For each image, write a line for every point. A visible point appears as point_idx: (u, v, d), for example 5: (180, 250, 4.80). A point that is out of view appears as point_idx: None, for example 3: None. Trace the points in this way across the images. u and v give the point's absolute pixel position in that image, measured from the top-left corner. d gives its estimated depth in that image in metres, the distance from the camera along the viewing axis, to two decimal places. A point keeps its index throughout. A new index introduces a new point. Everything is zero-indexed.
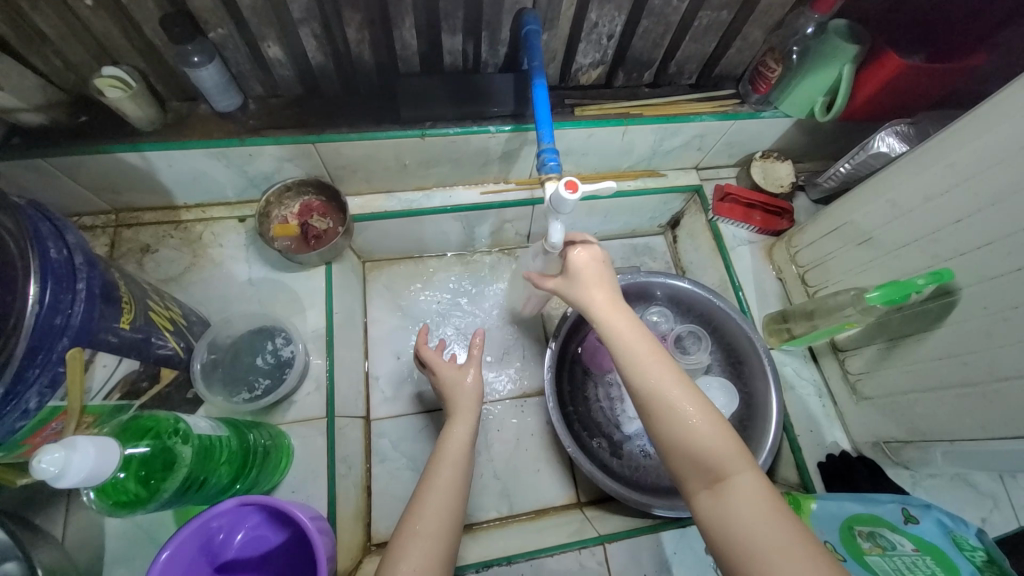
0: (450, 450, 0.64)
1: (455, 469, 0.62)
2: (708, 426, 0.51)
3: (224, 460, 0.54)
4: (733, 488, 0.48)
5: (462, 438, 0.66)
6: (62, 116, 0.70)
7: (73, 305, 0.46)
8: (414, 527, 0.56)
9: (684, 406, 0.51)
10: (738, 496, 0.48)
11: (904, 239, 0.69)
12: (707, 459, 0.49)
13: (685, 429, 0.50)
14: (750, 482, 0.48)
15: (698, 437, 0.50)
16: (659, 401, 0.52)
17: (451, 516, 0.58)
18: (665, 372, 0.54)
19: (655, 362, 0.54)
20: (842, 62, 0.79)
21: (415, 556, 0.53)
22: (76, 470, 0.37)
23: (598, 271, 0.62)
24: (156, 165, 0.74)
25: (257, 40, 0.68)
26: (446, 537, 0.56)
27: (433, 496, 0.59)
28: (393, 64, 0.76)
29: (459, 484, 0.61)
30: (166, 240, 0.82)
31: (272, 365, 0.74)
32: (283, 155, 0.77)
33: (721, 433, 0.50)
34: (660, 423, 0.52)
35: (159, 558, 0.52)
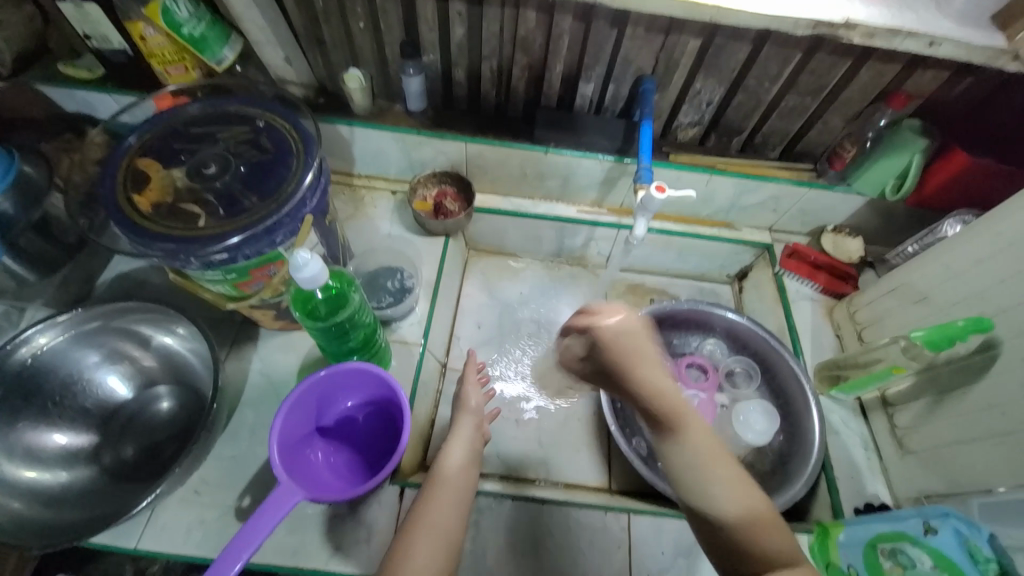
0: (451, 461, 0.73)
1: (451, 488, 0.68)
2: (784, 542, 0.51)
3: (364, 329, 0.73)
4: None
5: (458, 456, 0.74)
6: (310, 95, 1.02)
7: (316, 189, 0.68)
8: (416, 530, 0.62)
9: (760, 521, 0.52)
10: None
11: (955, 298, 0.76)
12: (794, 574, 0.49)
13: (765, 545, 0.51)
14: None
15: (775, 544, 0.51)
16: (736, 515, 0.52)
17: (458, 518, 0.65)
18: (733, 476, 0.54)
19: (722, 469, 0.54)
20: (912, 153, 0.92)
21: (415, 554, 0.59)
22: (310, 269, 0.57)
23: (642, 340, 0.57)
24: (356, 138, 1.03)
25: (451, 66, 0.96)
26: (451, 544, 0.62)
27: (434, 502, 0.66)
28: (537, 99, 1.02)
29: (464, 491, 0.69)
30: (340, 195, 1.10)
31: (397, 290, 0.95)
32: (441, 148, 1.03)
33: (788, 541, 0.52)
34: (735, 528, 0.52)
35: (322, 372, 0.73)
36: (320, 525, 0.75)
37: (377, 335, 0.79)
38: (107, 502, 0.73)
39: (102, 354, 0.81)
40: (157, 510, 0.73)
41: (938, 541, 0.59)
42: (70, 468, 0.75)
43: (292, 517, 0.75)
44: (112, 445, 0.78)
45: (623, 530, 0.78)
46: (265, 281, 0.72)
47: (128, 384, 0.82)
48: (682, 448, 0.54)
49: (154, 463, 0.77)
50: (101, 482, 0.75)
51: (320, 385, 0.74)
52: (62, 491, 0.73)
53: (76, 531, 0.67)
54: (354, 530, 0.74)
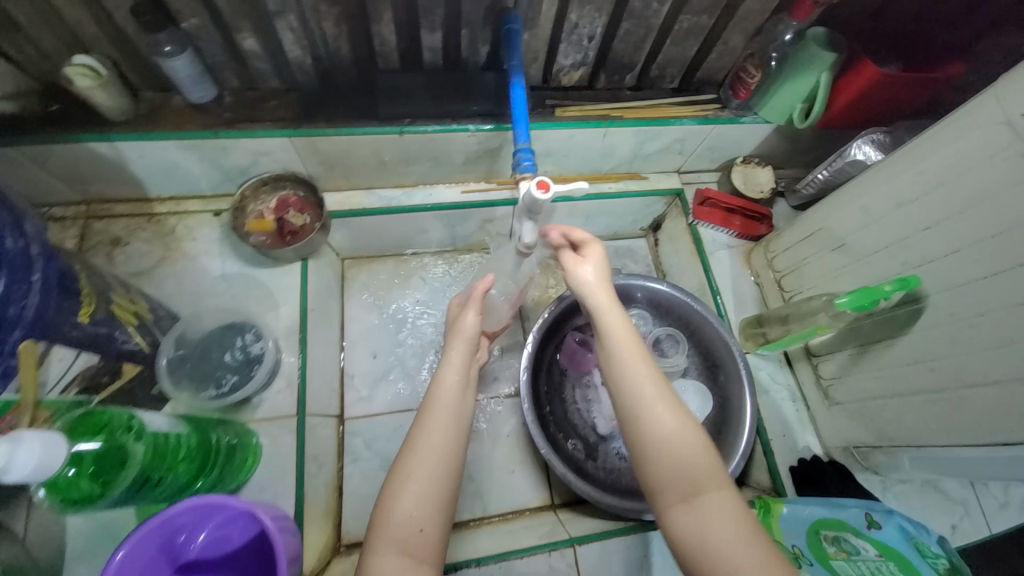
0: (440, 389, 0.60)
1: (447, 411, 0.57)
2: (689, 442, 0.50)
3: (183, 457, 0.52)
4: (708, 503, 0.47)
5: (450, 380, 0.60)
6: (30, 104, 0.68)
7: (27, 296, 0.45)
8: (403, 475, 0.53)
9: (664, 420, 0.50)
10: (713, 510, 0.47)
11: (875, 245, 0.69)
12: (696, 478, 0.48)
13: (663, 441, 0.50)
14: (723, 500, 0.48)
15: (672, 442, 0.49)
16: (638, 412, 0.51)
17: (451, 462, 0.55)
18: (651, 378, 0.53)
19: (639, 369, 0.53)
20: (820, 70, 0.78)
21: (413, 496, 0.51)
22: (20, 464, 0.37)
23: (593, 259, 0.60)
24: (127, 156, 0.72)
25: (232, 32, 0.66)
26: (434, 495, 0.52)
27: (423, 442, 0.55)
28: (371, 58, 0.75)
29: (454, 426, 0.57)
30: (138, 232, 0.81)
31: (241, 361, 0.72)
32: (258, 149, 0.76)
33: (696, 444, 0.50)
34: (639, 433, 0.51)
35: (116, 555, 0.52)
36: None
37: (212, 445, 0.59)
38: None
39: None
40: None
41: (882, 534, 0.59)
42: None
43: None
44: None
45: (570, 566, 0.71)
46: None
47: None
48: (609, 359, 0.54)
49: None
50: None
51: (134, 560, 0.53)
52: None
53: None
54: None
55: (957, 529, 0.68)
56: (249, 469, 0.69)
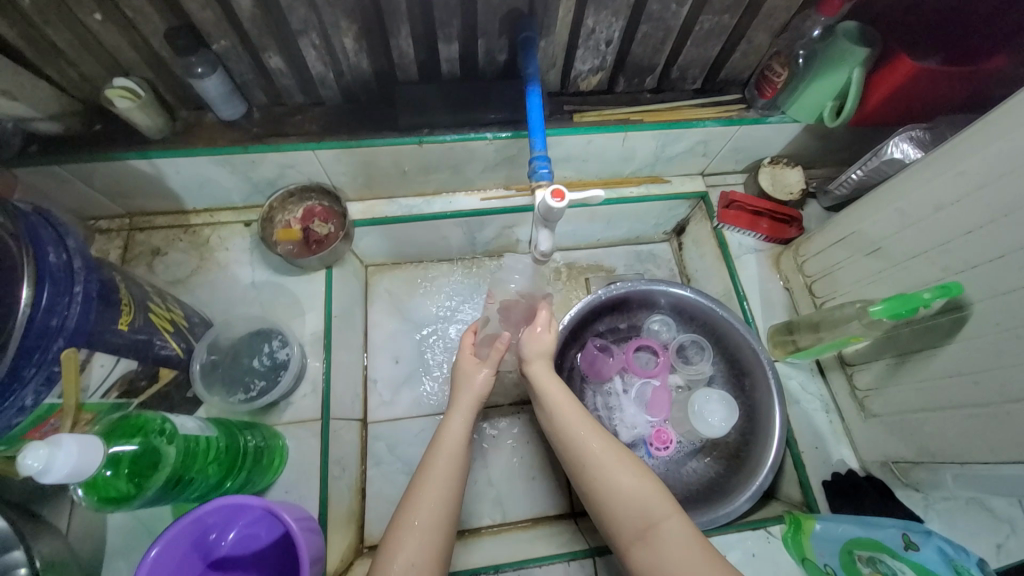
0: (447, 444, 0.61)
1: (446, 465, 0.59)
2: (637, 483, 0.57)
3: (212, 460, 0.55)
4: (662, 533, 0.54)
5: (455, 436, 0.61)
6: (78, 125, 0.73)
7: (70, 307, 0.47)
8: (400, 531, 0.55)
9: (612, 467, 0.58)
10: (666, 540, 0.53)
11: (913, 250, 0.66)
12: (645, 516, 0.55)
13: (614, 486, 0.57)
14: (674, 526, 0.54)
15: (624, 486, 0.56)
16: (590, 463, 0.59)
17: (445, 519, 0.56)
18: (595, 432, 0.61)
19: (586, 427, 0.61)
20: (851, 66, 0.76)
21: (408, 552, 0.54)
22: (60, 464, 0.39)
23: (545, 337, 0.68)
24: (164, 171, 0.77)
25: (259, 51, 0.69)
26: (433, 545, 0.55)
27: (422, 496, 0.57)
28: (391, 72, 0.77)
29: (454, 482, 0.59)
30: (175, 243, 0.85)
31: (268, 367, 0.75)
32: (285, 162, 0.79)
33: (644, 484, 0.57)
34: (593, 480, 0.58)
35: (149, 553, 0.55)
36: None
37: (239, 452, 0.62)
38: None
39: None
40: None
41: (920, 556, 0.56)
42: None
43: None
44: None
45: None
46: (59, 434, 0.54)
47: None
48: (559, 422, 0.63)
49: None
50: None
51: (169, 555, 0.57)
52: None
53: None
54: None
55: (1001, 549, 0.65)
56: (273, 472, 0.71)
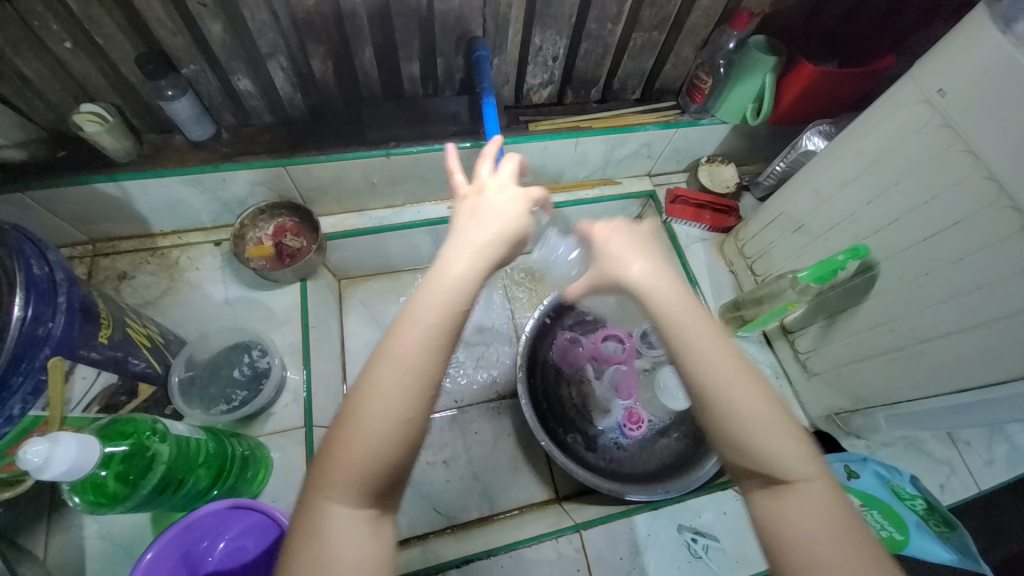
0: (447, 283, 0.45)
1: (433, 322, 0.43)
2: (781, 430, 0.44)
3: (202, 462, 0.56)
4: (798, 494, 0.43)
5: (458, 277, 0.46)
6: (42, 152, 0.73)
7: (54, 317, 0.49)
8: (347, 444, 0.41)
9: (751, 407, 0.45)
10: (803, 502, 0.42)
11: (829, 223, 0.76)
12: (784, 468, 0.43)
13: (754, 429, 0.44)
14: (817, 489, 0.43)
15: (765, 431, 0.44)
16: (713, 396, 0.46)
17: (428, 402, 0.43)
18: (732, 362, 0.46)
19: (719, 348, 0.46)
20: (764, 72, 0.87)
21: (358, 456, 0.41)
22: (60, 461, 0.40)
23: (630, 236, 0.55)
24: (132, 194, 0.78)
25: (228, 74, 0.73)
26: (417, 405, 0.42)
27: (393, 371, 0.42)
28: (356, 90, 0.82)
29: (441, 355, 0.43)
30: (143, 266, 0.85)
31: (249, 376, 0.76)
32: (255, 179, 0.82)
33: (789, 433, 0.44)
34: (725, 416, 0.45)
35: (143, 558, 0.56)
36: None
37: (227, 456, 0.63)
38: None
39: None
40: None
41: (862, 483, 0.62)
42: None
43: None
44: None
45: (578, 551, 0.73)
46: None
47: None
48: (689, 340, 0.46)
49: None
50: None
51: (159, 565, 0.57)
52: None
53: None
54: None
55: (945, 488, 0.81)
56: (259, 479, 0.71)
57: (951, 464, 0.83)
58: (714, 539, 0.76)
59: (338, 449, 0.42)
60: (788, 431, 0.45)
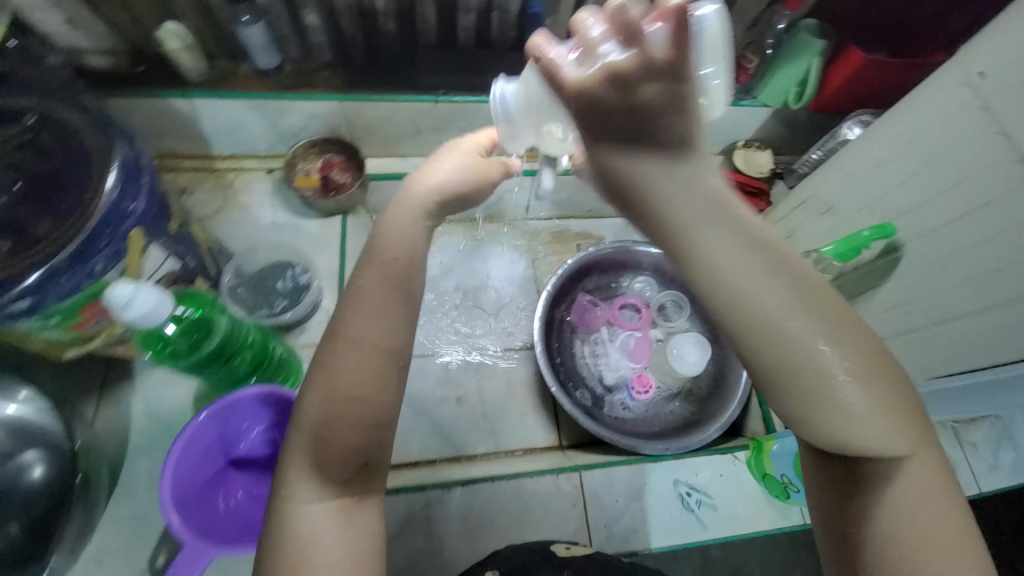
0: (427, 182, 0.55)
1: (399, 244, 0.50)
2: (886, 412, 0.36)
3: (249, 346, 0.62)
4: (901, 479, 0.37)
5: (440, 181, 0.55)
6: (124, 64, 0.80)
7: (138, 195, 0.54)
8: (307, 429, 0.45)
9: (848, 386, 0.36)
10: (907, 487, 0.36)
11: (858, 205, 0.77)
12: (886, 456, 0.36)
13: (849, 414, 0.36)
14: (918, 468, 0.37)
15: (864, 412, 0.36)
16: (806, 373, 0.36)
17: (376, 389, 0.45)
18: (817, 316, 0.36)
19: (806, 305, 0.36)
20: (811, 56, 0.89)
21: (314, 444, 0.44)
22: (140, 304, 0.45)
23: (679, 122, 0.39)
24: (200, 113, 0.84)
25: (298, 7, 0.78)
26: (380, 386, 0.46)
27: (343, 363, 0.45)
28: (413, 36, 0.86)
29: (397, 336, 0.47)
30: (201, 184, 0.92)
31: (291, 289, 0.82)
32: (312, 112, 0.87)
33: (891, 412, 0.36)
34: (813, 395, 0.36)
35: (201, 415, 0.62)
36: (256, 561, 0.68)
37: (270, 351, 0.69)
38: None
39: None
40: None
41: None
42: None
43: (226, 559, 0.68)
44: None
45: (576, 488, 0.78)
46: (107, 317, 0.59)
47: None
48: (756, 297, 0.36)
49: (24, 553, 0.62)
50: None
51: (203, 434, 0.63)
52: None
53: None
54: None
55: None
56: (293, 387, 0.75)
57: (952, 462, 0.84)
58: (707, 496, 0.80)
59: (298, 434, 0.45)
60: (892, 400, 0.36)
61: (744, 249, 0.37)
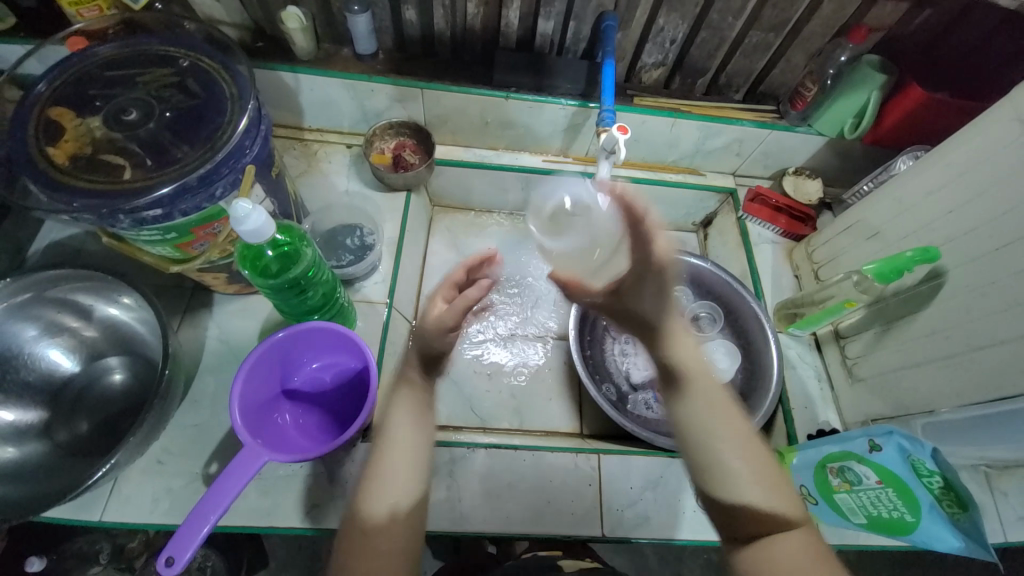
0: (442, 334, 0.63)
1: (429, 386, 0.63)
2: (770, 495, 0.55)
3: (321, 282, 0.71)
4: (780, 546, 0.53)
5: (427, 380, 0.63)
6: (247, 39, 0.92)
7: (257, 137, 0.64)
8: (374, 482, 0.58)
9: (744, 468, 0.55)
10: (785, 550, 0.52)
11: (904, 231, 0.79)
12: (778, 526, 0.53)
13: (736, 485, 0.55)
14: (796, 541, 0.53)
15: (751, 484, 0.55)
16: (705, 430, 0.57)
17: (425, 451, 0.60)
18: (720, 404, 0.58)
19: (714, 396, 0.58)
20: (871, 89, 0.91)
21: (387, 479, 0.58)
22: (253, 219, 0.54)
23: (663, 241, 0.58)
24: (301, 86, 0.95)
25: (400, 3, 0.88)
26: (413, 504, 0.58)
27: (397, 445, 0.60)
28: (494, 38, 0.95)
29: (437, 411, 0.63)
30: (290, 150, 1.03)
31: (358, 246, 0.92)
32: (396, 96, 0.97)
33: (775, 494, 0.55)
34: (710, 455, 0.56)
35: (279, 334, 0.70)
36: (294, 483, 0.75)
37: (339, 294, 0.77)
38: (58, 478, 0.67)
39: (39, 328, 0.73)
40: (120, 480, 0.72)
41: (883, 457, 0.64)
42: (22, 443, 0.69)
43: (265, 477, 0.74)
44: (64, 421, 0.72)
45: (593, 469, 0.81)
46: (210, 243, 0.68)
47: (73, 357, 0.75)
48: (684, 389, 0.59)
49: (110, 437, 0.72)
50: (55, 456, 0.70)
51: (269, 354, 0.71)
52: (11, 467, 0.67)
53: (29, 506, 0.63)
54: (329, 487, 0.75)
55: None
56: None
57: (982, 507, 0.80)
58: None
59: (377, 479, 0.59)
60: (772, 480, 0.55)
61: (691, 377, 0.59)
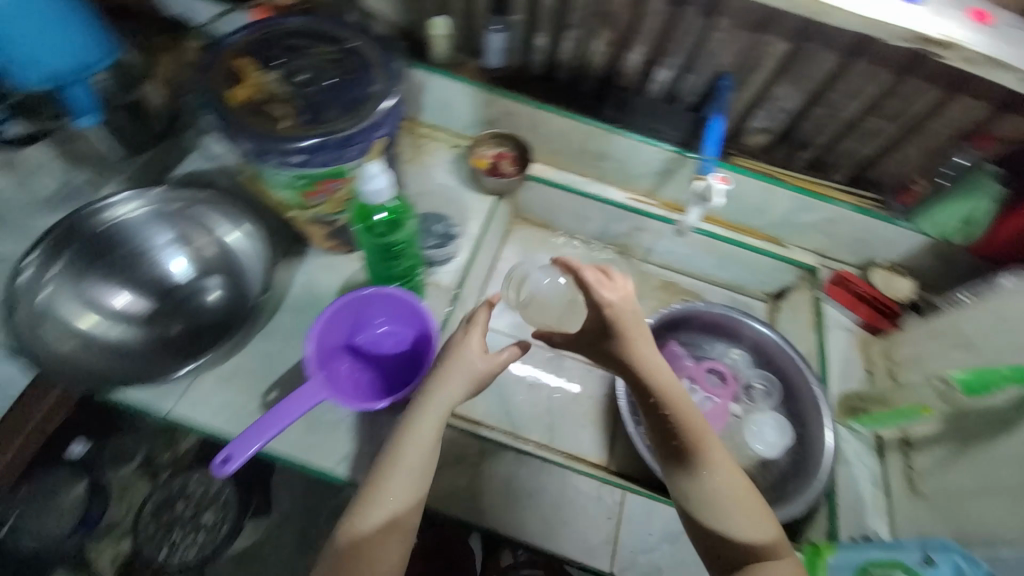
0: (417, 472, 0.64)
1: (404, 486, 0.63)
2: (756, 519, 0.61)
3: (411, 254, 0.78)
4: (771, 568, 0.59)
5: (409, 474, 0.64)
6: (395, 37, 1.04)
7: (395, 115, 0.72)
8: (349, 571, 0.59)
9: (733, 490, 0.61)
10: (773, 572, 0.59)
11: (1002, 350, 0.75)
12: (766, 553, 0.60)
13: (728, 508, 0.61)
14: (783, 563, 0.60)
15: (742, 512, 0.61)
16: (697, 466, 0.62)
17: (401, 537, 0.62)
18: (707, 431, 0.63)
19: (700, 424, 0.62)
20: (986, 198, 0.88)
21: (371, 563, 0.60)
22: (376, 181, 0.63)
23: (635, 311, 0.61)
24: (428, 85, 1.05)
25: (535, 31, 0.97)
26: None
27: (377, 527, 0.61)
28: (612, 76, 1.01)
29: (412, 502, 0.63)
30: (402, 138, 1.13)
31: (441, 234, 0.99)
32: (509, 110, 1.05)
33: (759, 516, 0.61)
34: (700, 487, 0.62)
35: (367, 290, 0.78)
36: (332, 431, 0.79)
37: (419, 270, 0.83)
38: (150, 365, 0.77)
39: (173, 235, 0.84)
40: (193, 383, 0.80)
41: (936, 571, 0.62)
42: (128, 327, 0.79)
43: (311, 418, 0.79)
44: (163, 320, 0.81)
45: (615, 504, 0.79)
46: (326, 197, 0.76)
47: (189, 266, 0.85)
48: (679, 419, 0.61)
49: (199, 343, 0.81)
50: (149, 346, 0.79)
51: (352, 306, 0.77)
52: (116, 344, 0.77)
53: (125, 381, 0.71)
54: (362, 444, 0.78)
55: None
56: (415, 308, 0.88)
57: None
58: None
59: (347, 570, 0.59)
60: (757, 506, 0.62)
61: (695, 438, 0.62)
